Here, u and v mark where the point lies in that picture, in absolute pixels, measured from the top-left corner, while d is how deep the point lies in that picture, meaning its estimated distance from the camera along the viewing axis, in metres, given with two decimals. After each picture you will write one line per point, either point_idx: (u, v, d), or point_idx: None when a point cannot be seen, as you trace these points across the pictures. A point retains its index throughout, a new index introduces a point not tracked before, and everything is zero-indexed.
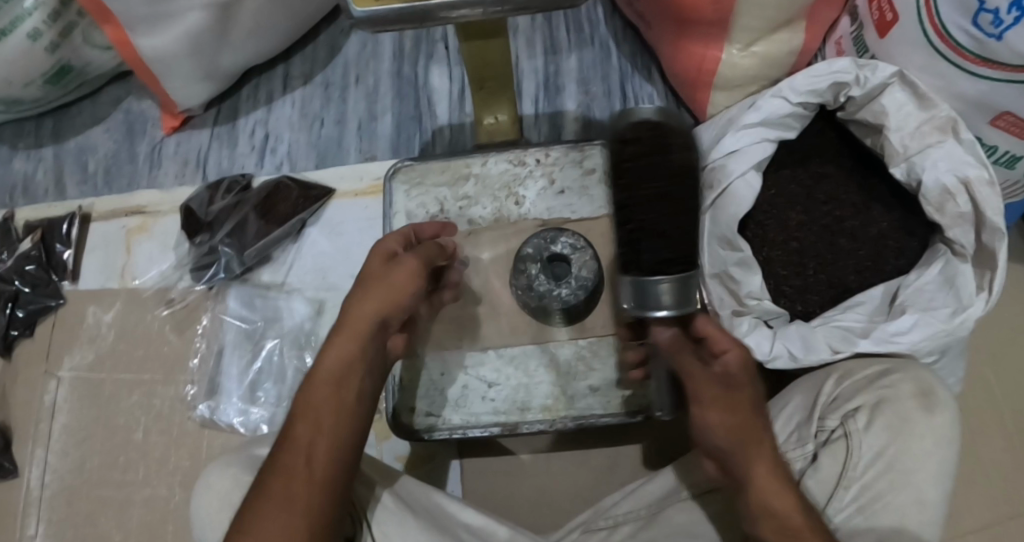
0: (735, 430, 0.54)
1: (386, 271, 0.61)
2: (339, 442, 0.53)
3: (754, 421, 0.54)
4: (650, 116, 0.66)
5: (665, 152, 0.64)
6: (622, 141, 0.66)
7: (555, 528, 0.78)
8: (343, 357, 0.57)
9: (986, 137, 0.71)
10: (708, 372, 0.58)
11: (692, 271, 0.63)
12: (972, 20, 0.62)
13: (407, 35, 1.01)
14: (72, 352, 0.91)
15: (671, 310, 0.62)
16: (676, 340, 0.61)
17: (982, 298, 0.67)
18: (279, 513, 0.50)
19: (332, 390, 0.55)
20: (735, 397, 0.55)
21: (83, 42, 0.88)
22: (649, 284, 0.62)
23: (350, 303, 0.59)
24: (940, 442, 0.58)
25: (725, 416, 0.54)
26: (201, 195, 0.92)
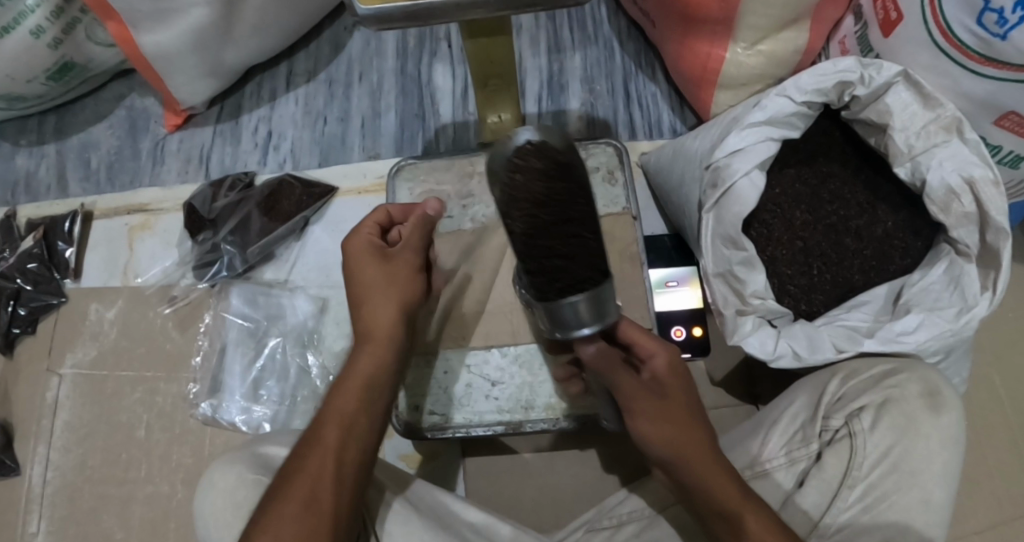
0: (671, 438, 0.59)
1: (387, 272, 0.63)
2: (366, 447, 0.56)
3: (688, 426, 0.59)
4: (531, 138, 0.50)
5: (562, 170, 0.50)
6: (509, 174, 0.50)
7: (558, 527, 0.78)
8: (375, 362, 0.59)
9: (991, 137, 0.70)
10: (637, 382, 0.61)
11: (603, 283, 0.55)
12: (977, 20, 0.62)
13: (411, 33, 1.01)
14: (74, 349, 0.90)
15: (590, 326, 0.56)
16: (605, 351, 0.60)
17: (987, 298, 0.66)
18: (303, 512, 0.51)
19: (363, 397, 0.58)
20: (667, 406, 0.60)
21: (86, 38, 0.88)
22: (559, 309, 0.55)
23: (367, 300, 0.61)
24: (945, 443, 0.58)
25: (657, 422, 0.60)
26: (204, 192, 0.92)
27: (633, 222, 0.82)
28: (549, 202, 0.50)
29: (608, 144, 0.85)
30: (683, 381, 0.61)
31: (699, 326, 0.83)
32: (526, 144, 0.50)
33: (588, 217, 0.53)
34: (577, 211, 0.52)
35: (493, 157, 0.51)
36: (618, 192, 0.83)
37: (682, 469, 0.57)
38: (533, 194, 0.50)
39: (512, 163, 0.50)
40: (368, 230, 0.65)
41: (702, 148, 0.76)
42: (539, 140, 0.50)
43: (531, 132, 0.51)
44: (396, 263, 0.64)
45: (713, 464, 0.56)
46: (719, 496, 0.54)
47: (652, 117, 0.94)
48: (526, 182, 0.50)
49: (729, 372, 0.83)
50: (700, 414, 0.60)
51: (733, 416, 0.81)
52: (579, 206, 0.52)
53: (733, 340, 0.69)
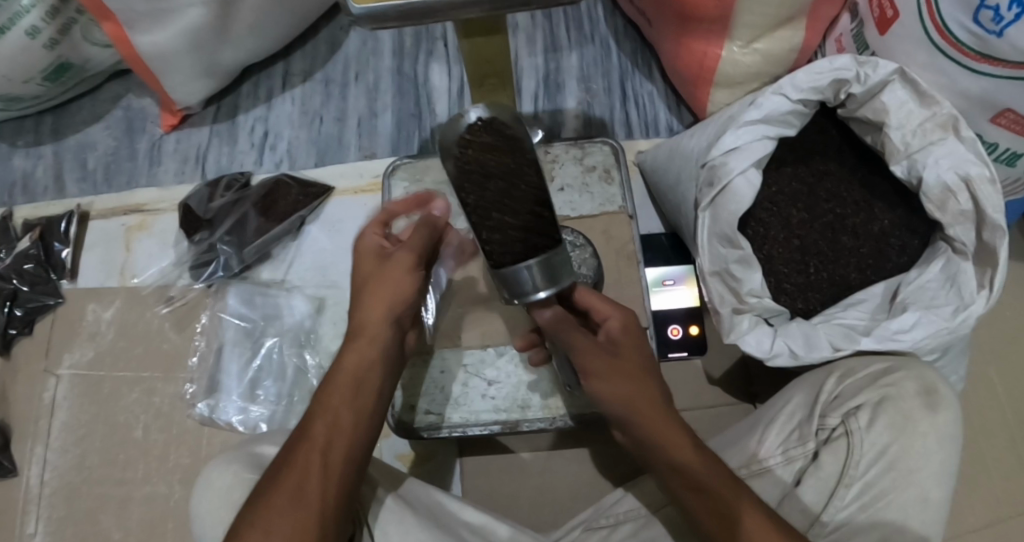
0: (624, 394, 0.57)
1: (381, 272, 0.61)
2: (356, 442, 0.55)
3: (643, 383, 0.58)
4: (480, 115, 0.57)
5: (510, 145, 0.56)
6: (461, 148, 0.56)
7: (556, 526, 0.78)
8: (362, 357, 0.59)
9: (988, 134, 0.70)
10: (590, 341, 0.59)
11: (556, 249, 0.57)
12: (973, 17, 0.62)
13: (407, 33, 1.01)
14: (72, 350, 0.90)
15: (547, 291, 0.57)
16: (560, 316, 0.59)
17: (983, 296, 0.66)
18: (291, 508, 0.51)
19: (350, 391, 0.58)
20: (621, 363, 0.58)
21: (82, 39, 0.88)
22: (514, 273, 0.57)
23: (363, 298, 0.61)
24: (943, 441, 0.58)
25: (609, 378, 0.58)
26: (200, 192, 0.91)
27: (630, 220, 0.82)
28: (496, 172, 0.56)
29: (604, 142, 0.85)
30: (639, 341, 0.60)
31: (696, 325, 0.83)
32: (472, 121, 0.57)
33: (537, 190, 0.57)
34: (524, 183, 0.56)
35: (444, 142, 0.57)
36: (614, 191, 0.83)
37: (639, 427, 0.57)
38: (483, 165, 0.56)
39: (464, 139, 0.56)
40: (375, 239, 0.65)
41: (698, 147, 0.76)
42: (487, 116, 0.57)
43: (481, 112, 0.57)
44: (394, 262, 0.62)
45: (682, 434, 0.56)
46: (687, 466, 0.55)
47: (649, 116, 0.93)
48: (478, 154, 0.56)
49: (727, 371, 0.83)
50: (655, 372, 0.59)
51: (730, 415, 0.81)
52: (527, 180, 0.56)
53: (729, 339, 0.69)
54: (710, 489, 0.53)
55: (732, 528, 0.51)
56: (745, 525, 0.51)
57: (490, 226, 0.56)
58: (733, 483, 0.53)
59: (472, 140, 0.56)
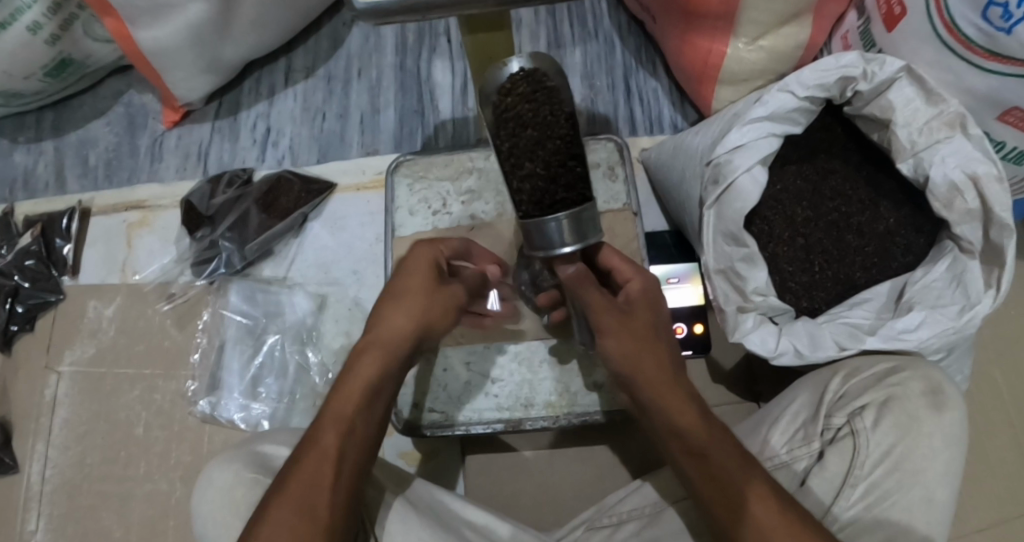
0: (632, 354, 0.58)
1: (423, 287, 0.61)
2: (366, 452, 0.55)
3: (652, 343, 0.58)
4: (522, 65, 0.59)
5: (549, 96, 0.59)
6: (502, 97, 0.59)
7: (558, 525, 0.78)
8: (377, 365, 0.58)
9: (994, 133, 0.70)
10: (607, 299, 0.59)
11: (587, 205, 0.58)
12: (982, 14, 0.61)
13: (410, 28, 1.00)
14: (73, 346, 0.90)
15: (574, 247, 0.58)
16: (584, 273, 0.59)
17: (990, 295, 0.66)
18: (302, 517, 0.50)
19: (365, 399, 0.57)
20: (630, 321, 0.59)
21: (84, 34, 0.87)
22: (542, 224, 0.58)
23: (394, 309, 0.60)
24: (947, 441, 0.58)
25: (616, 333, 0.59)
26: (202, 188, 0.91)
27: (634, 218, 0.81)
28: (531, 125, 0.59)
29: (608, 139, 0.85)
30: (655, 309, 0.60)
31: (701, 323, 0.82)
32: (515, 71, 0.58)
33: (569, 143, 0.60)
34: (556, 138, 0.59)
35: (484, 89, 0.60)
36: (619, 188, 0.83)
37: (641, 388, 0.58)
38: (520, 115, 0.59)
39: (504, 88, 0.59)
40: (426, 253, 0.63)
41: (703, 144, 0.76)
42: (529, 69, 0.58)
43: (521, 59, 0.59)
44: (444, 290, 0.63)
45: (697, 415, 0.56)
46: (691, 434, 0.55)
47: (653, 113, 0.93)
48: (517, 103, 0.58)
49: (729, 370, 0.82)
50: (664, 334, 0.60)
51: (734, 414, 0.81)
52: (560, 136, 0.59)
53: (734, 338, 0.68)
54: (722, 471, 0.52)
55: (737, 520, 0.51)
56: (753, 512, 0.50)
57: (522, 174, 0.59)
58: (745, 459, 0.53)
59: (513, 90, 0.59)
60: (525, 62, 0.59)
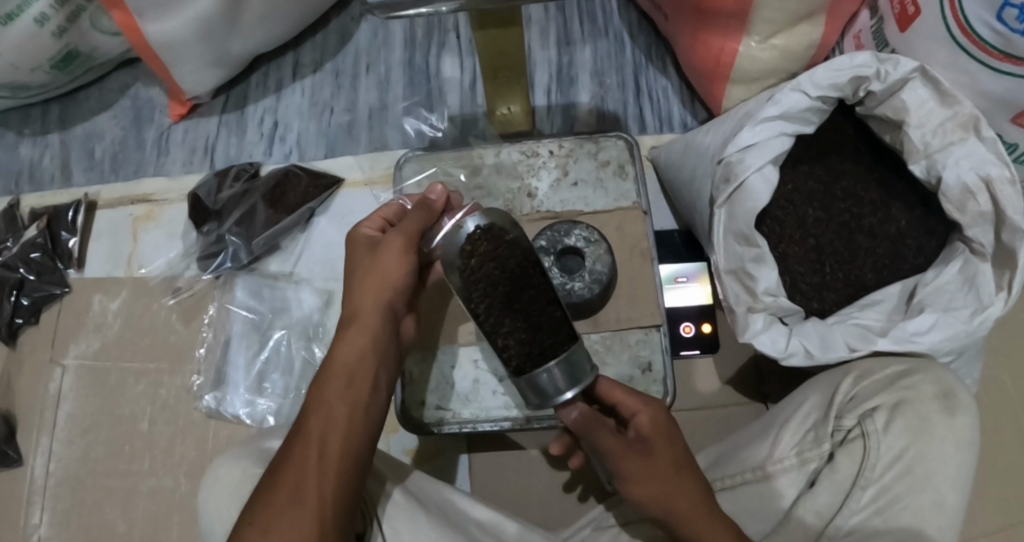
0: (661, 497, 0.54)
1: (375, 260, 0.62)
2: (354, 435, 0.54)
3: (681, 483, 0.55)
4: (478, 224, 0.58)
5: (511, 250, 0.59)
6: (464, 259, 0.58)
7: (565, 525, 0.77)
8: (363, 337, 0.59)
9: (1008, 135, 0.69)
10: (622, 441, 0.58)
11: (574, 346, 0.59)
12: (998, 15, 0.61)
13: (419, 23, 1.00)
14: (78, 340, 0.90)
15: (575, 390, 0.58)
16: (590, 415, 0.59)
17: (1002, 299, 0.65)
18: (292, 506, 0.49)
19: (345, 382, 0.56)
20: (652, 460, 0.56)
21: (91, 27, 0.87)
22: (536, 377, 0.59)
23: (357, 289, 0.61)
24: (959, 445, 0.58)
25: (641, 476, 0.56)
26: (209, 182, 0.91)
27: (644, 216, 0.80)
28: (499, 279, 0.58)
29: (618, 137, 0.84)
30: (672, 432, 0.57)
31: (708, 323, 0.82)
32: (473, 232, 0.58)
33: (542, 288, 0.60)
34: (530, 286, 0.59)
35: (444, 251, 0.59)
36: (629, 187, 0.82)
37: (679, 526, 0.54)
38: (489, 274, 0.58)
39: (464, 251, 0.58)
40: (364, 232, 0.65)
41: (715, 143, 0.75)
42: (487, 225, 0.58)
43: (477, 215, 0.58)
44: (387, 250, 0.62)
45: (727, 531, 0.53)
46: None
47: (662, 111, 0.92)
48: (481, 265, 0.58)
49: (738, 370, 0.82)
50: (691, 466, 0.56)
51: (742, 415, 0.80)
52: (533, 285, 0.59)
53: (744, 338, 0.68)
54: None
55: None
56: None
57: (502, 331, 0.59)
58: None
59: (474, 251, 0.58)
60: (482, 215, 0.59)
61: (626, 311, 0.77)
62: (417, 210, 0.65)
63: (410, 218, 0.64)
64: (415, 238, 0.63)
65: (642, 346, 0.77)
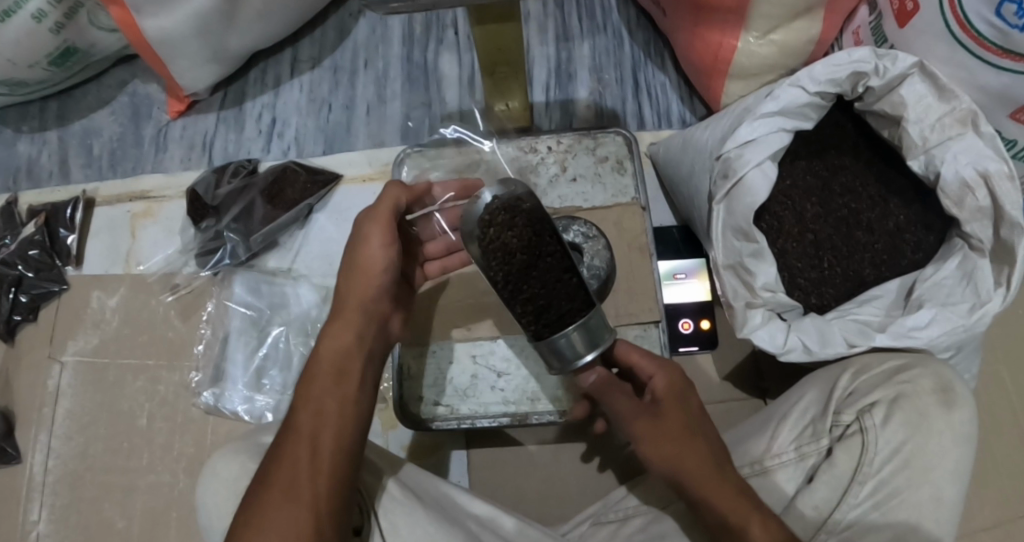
0: (671, 456, 0.55)
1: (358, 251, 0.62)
2: (345, 430, 0.54)
3: (694, 445, 0.56)
4: (495, 195, 0.59)
5: (527, 220, 0.59)
6: (483, 228, 0.59)
7: (563, 520, 0.77)
8: (350, 334, 0.59)
9: (1006, 131, 0.69)
10: (635, 402, 0.59)
11: (591, 311, 0.59)
12: (996, 10, 0.61)
13: (418, 19, 0.99)
14: (76, 336, 0.90)
15: (594, 353, 0.59)
16: (606, 378, 0.60)
17: (1000, 293, 0.66)
18: (286, 503, 0.49)
19: (333, 377, 0.56)
20: (663, 422, 0.57)
21: (89, 23, 0.87)
22: (555, 342, 0.59)
23: (344, 288, 0.61)
24: (957, 440, 0.58)
25: (652, 437, 0.57)
26: (206, 178, 0.90)
27: (642, 212, 0.80)
28: (518, 247, 0.59)
29: (617, 133, 0.84)
30: (686, 397, 0.58)
31: (707, 319, 0.82)
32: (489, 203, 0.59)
33: (559, 257, 0.60)
34: (547, 254, 0.59)
35: (466, 223, 0.60)
36: (627, 182, 0.82)
37: (691, 486, 0.54)
38: (504, 243, 0.59)
39: (483, 220, 0.59)
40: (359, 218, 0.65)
41: (713, 139, 0.75)
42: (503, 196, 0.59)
43: (493, 188, 0.60)
44: (366, 236, 0.62)
45: (736, 493, 0.53)
46: (731, 517, 0.52)
47: (661, 108, 0.92)
48: (497, 233, 0.58)
49: (737, 366, 0.82)
50: (702, 425, 0.57)
51: (740, 411, 0.80)
52: (550, 253, 0.59)
53: (741, 335, 0.68)
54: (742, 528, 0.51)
55: None
56: None
57: (521, 298, 0.59)
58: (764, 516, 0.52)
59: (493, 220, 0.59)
60: (498, 188, 0.60)
61: (624, 307, 0.77)
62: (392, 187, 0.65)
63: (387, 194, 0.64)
64: (392, 218, 0.62)
65: (641, 341, 0.76)
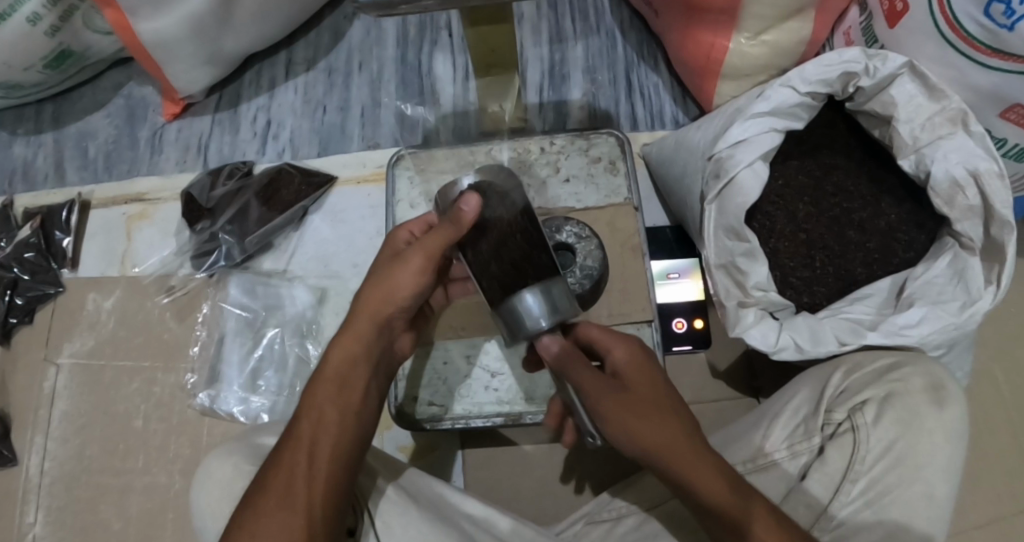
0: (643, 433, 0.53)
1: (390, 269, 0.61)
2: (343, 438, 0.54)
3: (662, 417, 0.53)
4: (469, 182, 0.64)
5: (497, 200, 0.63)
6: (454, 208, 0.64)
7: (558, 520, 0.78)
8: (357, 346, 0.58)
9: (996, 130, 0.70)
10: (599, 377, 0.56)
11: (551, 282, 0.59)
12: (985, 11, 0.61)
13: (412, 21, 1.00)
14: (72, 339, 0.90)
15: (547, 321, 0.58)
16: (569, 351, 0.58)
17: (990, 292, 0.66)
18: (281, 509, 0.49)
19: (335, 387, 0.56)
20: (631, 398, 0.54)
21: (84, 26, 0.87)
22: (512, 309, 0.59)
23: (361, 297, 0.61)
24: (949, 437, 0.58)
25: (617, 410, 0.54)
26: (202, 180, 0.91)
27: (635, 212, 0.81)
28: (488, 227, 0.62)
29: (610, 134, 0.85)
30: (650, 371, 0.57)
31: (701, 318, 0.82)
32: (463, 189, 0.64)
33: (531, 236, 0.62)
34: (518, 233, 0.62)
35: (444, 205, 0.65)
36: (620, 182, 0.82)
37: (666, 463, 0.52)
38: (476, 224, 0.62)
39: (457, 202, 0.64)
40: (404, 235, 0.65)
41: (705, 139, 0.76)
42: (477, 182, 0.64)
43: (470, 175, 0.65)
44: (404, 259, 0.60)
45: (716, 471, 0.50)
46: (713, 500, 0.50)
47: (655, 108, 0.92)
48: None
49: (730, 365, 0.82)
50: (673, 400, 0.55)
51: (733, 410, 0.80)
52: (519, 232, 0.61)
53: (734, 334, 0.68)
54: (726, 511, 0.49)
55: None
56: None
57: (487, 274, 0.61)
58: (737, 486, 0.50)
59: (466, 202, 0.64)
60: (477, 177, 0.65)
61: (618, 307, 0.77)
62: (444, 222, 0.61)
63: (437, 232, 0.60)
64: (435, 256, 0.60)
65: None
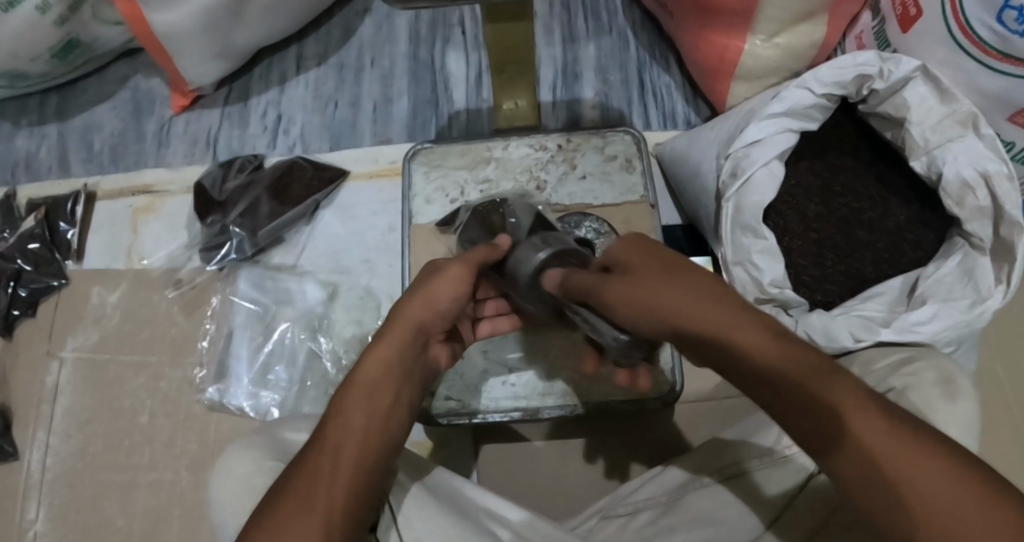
0: (661, 310, 0.47)
1: (431, 279, 0.60)
2: (370, 445, 0.49)
3: (664, 280, 0.48)
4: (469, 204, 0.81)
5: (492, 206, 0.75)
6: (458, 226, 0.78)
7: (571, 515, 0.76)
8: (390, 350, 0.55)
9: (1004, 134, 0.71)
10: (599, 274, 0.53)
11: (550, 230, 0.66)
12: (997, 16, 0.63)
13: (424, 18, 1.00)
14: (76, 332, 0.89)
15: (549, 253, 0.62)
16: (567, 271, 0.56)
17: (1000, 290, 0.67)
18: (298, 513, 0.44)
19: (365, 390, 0.52)
20: (635, 276, 0.50)
21: (93, 17, 0.86)
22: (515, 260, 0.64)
23: (400, 306, 0.59)
24: (961, 432, 0.55)
25: (622, 292, 0.49)
26: (213, 172, 0.91)
27: (651, 210, 0.81)
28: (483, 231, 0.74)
29: (626, 133, 0.85)
30: (644, 247, 0.52)
31: None
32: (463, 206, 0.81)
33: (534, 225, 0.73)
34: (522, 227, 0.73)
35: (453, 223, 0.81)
36: (636, 180, 0.83)
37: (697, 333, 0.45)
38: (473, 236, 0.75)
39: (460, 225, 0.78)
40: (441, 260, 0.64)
41: (719, 140, 0.77)
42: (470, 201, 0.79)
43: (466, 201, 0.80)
44: (444, 270, 0.61)
45: (758, 328, 0.44)
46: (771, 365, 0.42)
47: (667, 108, 0.93)
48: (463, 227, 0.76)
49: None
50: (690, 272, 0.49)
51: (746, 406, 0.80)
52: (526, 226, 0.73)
53: None
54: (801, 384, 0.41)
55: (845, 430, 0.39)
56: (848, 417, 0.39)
57: None
58: (776, 333, 0.43)
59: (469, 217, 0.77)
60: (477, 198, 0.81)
61: None
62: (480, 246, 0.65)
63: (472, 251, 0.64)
64: (474, 267, 0.62)
65: None
